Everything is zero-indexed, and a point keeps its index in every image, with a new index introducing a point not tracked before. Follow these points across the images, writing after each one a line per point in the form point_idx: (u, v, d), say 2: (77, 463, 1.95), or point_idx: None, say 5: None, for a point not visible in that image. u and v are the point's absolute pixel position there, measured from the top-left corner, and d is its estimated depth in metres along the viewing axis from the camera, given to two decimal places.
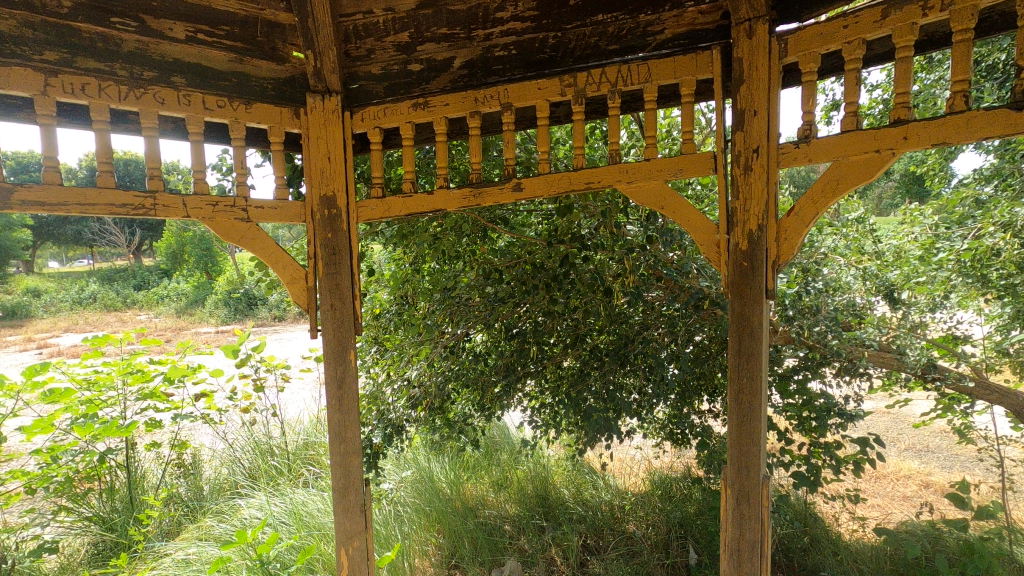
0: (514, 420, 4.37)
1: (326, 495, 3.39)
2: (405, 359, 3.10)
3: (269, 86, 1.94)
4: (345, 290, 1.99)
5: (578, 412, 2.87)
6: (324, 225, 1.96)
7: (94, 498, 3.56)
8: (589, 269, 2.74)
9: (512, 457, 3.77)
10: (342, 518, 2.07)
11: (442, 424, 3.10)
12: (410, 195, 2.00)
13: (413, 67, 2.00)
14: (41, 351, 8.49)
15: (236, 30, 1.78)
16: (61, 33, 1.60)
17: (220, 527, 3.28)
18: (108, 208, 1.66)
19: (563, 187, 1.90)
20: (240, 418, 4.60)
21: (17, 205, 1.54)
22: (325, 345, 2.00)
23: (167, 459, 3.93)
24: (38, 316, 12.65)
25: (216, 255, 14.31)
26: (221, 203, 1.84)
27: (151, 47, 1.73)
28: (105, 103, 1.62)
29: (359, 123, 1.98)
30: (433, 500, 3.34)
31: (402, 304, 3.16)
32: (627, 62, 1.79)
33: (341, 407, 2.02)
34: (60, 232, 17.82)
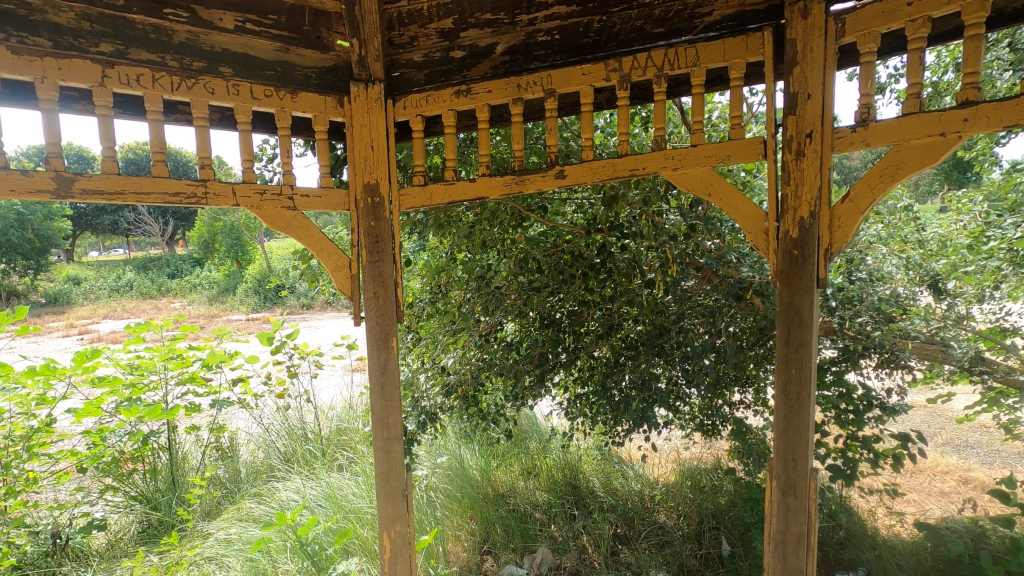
0: (543, 410, 4.39)
1: (360, 480, 3.45)
2: (439, 347, 3.13)
3: (313, 75, 1.95)
4: (387, 278, 2.02)
5: (611, 403, 2.86)
6: (367, 214, 1.98)
7: (139, 478, 3.67)
8: (625, 258, 2.72)
9: (541, 446, 3.79)
10: (384, 502, 2.11)
11: (475, 414, 3.13)
12: (451, 182, 2.00)
13: (455, 54, 1.99)
14: (83, 338, 8.81)
15: (283, 19, 1.80)
16: (116, 25, 1.63)
17: (260, 509, 3.37)
18: (162, 196, 1.69)
19: (607, 174, 1.88)
20: (275, 403, 4.71)
21: (77, 193, 1.58)
22: (367, 332, 2.03)
23: (207, 442, 4.05)
24: (79, 303, 13.10)
25: (246, 244, 14.60)
26: (268, 191, 1.86)
27: (200, 37, 1.75)
28: (159, 94, 1.66)
29: (401, 111, 1.98)
30: (464, 487, 3.38)
31: (436, 292, 3.19)
32: (672, 46, 1.75)
33: (384, 394, 2.05)
34: (98, 222, 18.42)
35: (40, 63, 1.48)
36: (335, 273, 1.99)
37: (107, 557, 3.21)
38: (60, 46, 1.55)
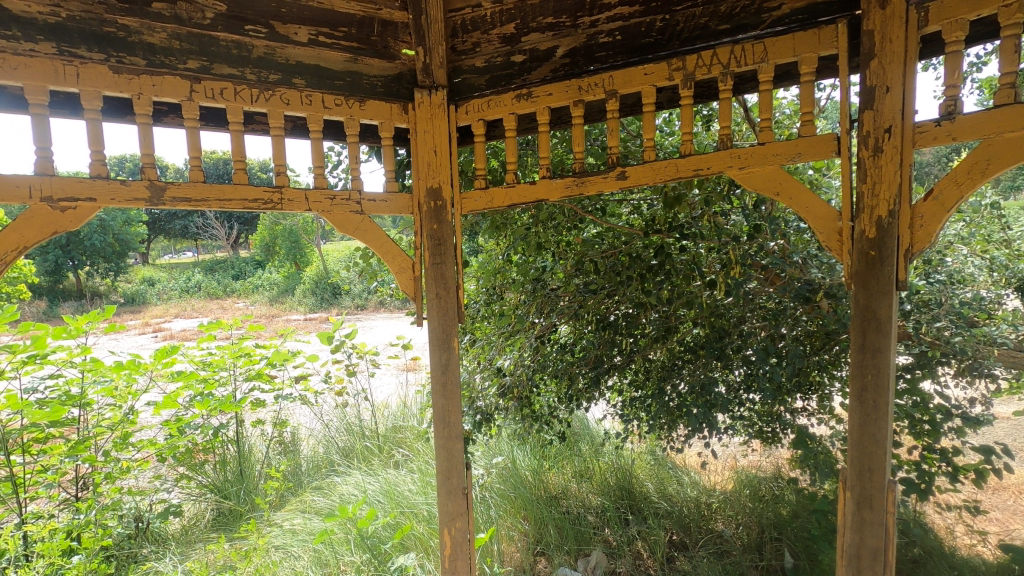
0: (597, 413, 4.36)
1: (416, 478, 3.51)
2: (495, 349, 3.15)
3: (379, 84, 2.01)
4: (449, 281, 2.07)
5: (669, 407, 2.81)
6: (430, 217, 2.03)
7: (210, 469, 3.88)
8: (684, 260, 2.66)
9: (594, 449, 3.74)
10: (445, 499, 2.15)
11: (529, 416, 3.14)
12: (512, 184, 2.03)
13: (516, 58, 2.01)
14: (157, 335, 9.39)
15: (353, 31, 1.91)
16: (203, 42, 1.73)
17: (322, 502, 3.50)
18: (243, 202, 1.80)
19: (670, 175, 1.85)
20: (333, 401, 4.88)
21: (169, 201, 1.70)
22: (430, 333, 2.08)
23: (271, 436, 4.24)
24: (153, 303, 13.95)
25: (304, 247, 15.17)
26: (338, 197, 1.94)
27: (277, 51, 1.84)
28: (239, 106, 1.76)
29: (463, 116, 2.03)
30: (517, 487, 3.40)
31: (491, 294, 3.21)
32: (738, 42, 1.71)
33: (445, 393, 2.10)
34: (170, 226, 19.60)
35: (137, 81, 1.61)
36: (399, 275, 2.05)
37: (182, 541, 3.41)
38: (153, 65, 1.67)
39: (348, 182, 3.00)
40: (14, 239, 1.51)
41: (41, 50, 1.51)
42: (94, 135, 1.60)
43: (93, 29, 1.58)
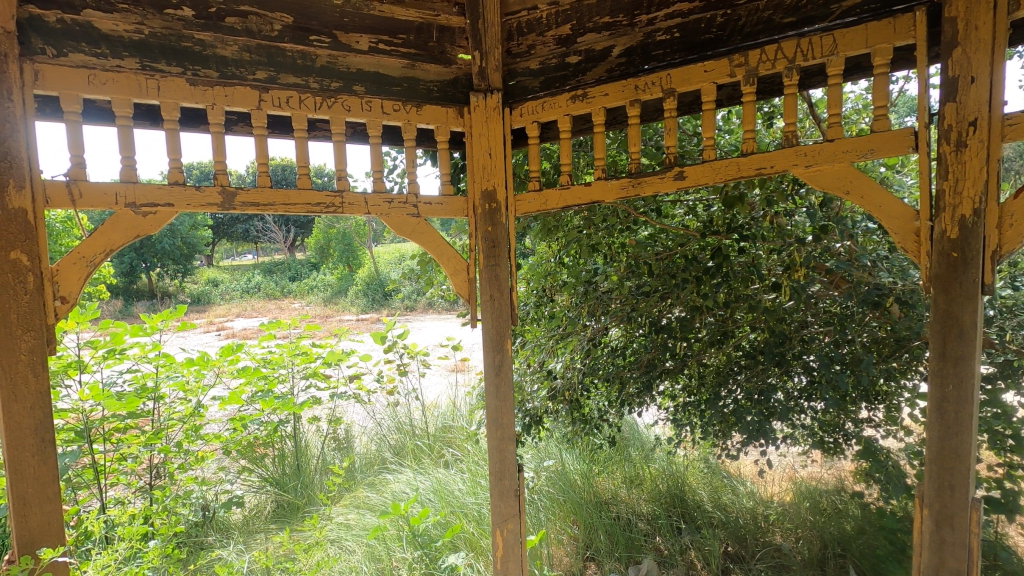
0: (649, 418, 4.28)
1: (466, 478, 3.54)
2: (545, 351, 3.16)
3: (435, 88, 2.05)
4: (503, 282, 2.09)
5: (724, 415, 2.71)
6: (485, 219, 2.05)
7: (269, 462, 4.03)
8: (743, 262, 2.57)
9: (644, 455, 3.67)
10: (497, 500, 2.16)
11: (578, 420, 3.10)
12: (567, 186, 2.04)
13: (571, 59, 2.01)
14: (220, 333, 9.87)
15: (411, 37, 1.93)
16: (270, 54, 1.81)
17: (375, 498, 3.59)
18: (307, 206, 1.87)
19: (731, 174, 1.80)
20: (385, 400, 4.98)
21: (239, 206, 1.79)
22: (484, 334, 2.11)
23: (326, 433, 4.37)
24: (217, 303, 14.69)
25: (356, 250, 15.58)
26: (396, 200, 1.99)
27: (339, 60, 1.90)
28: (304, 113, 1.83)
29: (518, 119, 2.04)
30: (566, 491, 3.36)
31: (542, 296, 3.21)
32: (804, 35, 1.64)
33: (499, 395, 2.12)
34: (233, 230, 20.60)
35: (211, 92, 1.70)
36: (454, 276, 2.08)
37: (244, 530, 3.55)
38: (225, 76, 1.75)
39: (404, 185, 3.06)
40: (101, 242, 1.61)
41: (126, 66, 1.62)
42: (172, 144, 1.71)
43: (172, 45, 1.68)
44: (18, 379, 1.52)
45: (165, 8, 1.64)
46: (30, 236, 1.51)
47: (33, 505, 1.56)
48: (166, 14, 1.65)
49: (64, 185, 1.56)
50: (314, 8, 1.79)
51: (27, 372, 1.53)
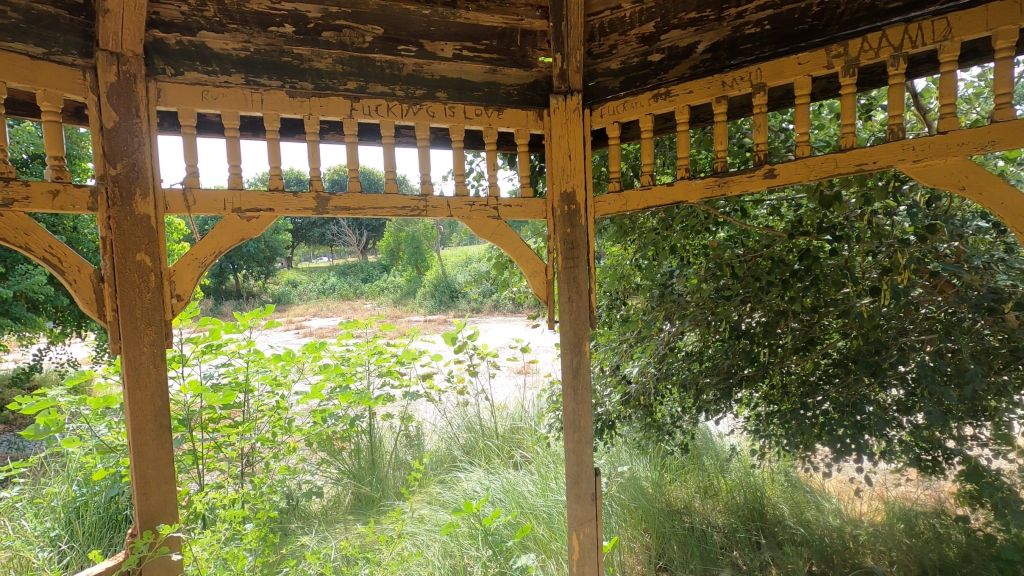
0: (724, 427, 4.12)
1: (536, 479, 3.55)
2: (620, 355, 3.12)
3: (515, 92, 2.08)
4: (582, 284, 2.11)
5: (808, 428, 2.51)
6: (564, 221, 2.07)
7: (346, 455, 4.20)
8: (833, 264, 2.42)
9: (719, 464, 3.54)
10: (573, 503, 2.17)
11: (651, 426, 3.03)
12: (649, 187, 2.02)
13: (653, 57, 1.98)
14: (298, 332, 10.44)
15: (495, 43, 1.97)
16: (362, 65, 1.89)
17: (448, 495, 3.65)
18: (394, 210, 1.95)
19: (827, 172, 1.71)
20: (454, 399, 5.08)
21: (332, 210, 1.88)
22: (562, 337, 2.13)
23: (399, 430, 4.52)
24: (296, 304, 15.54)
25: (425, 253, 15.99)
26: (477, 203, 2.04)
27: (424, 68, 1.96)
28: (391, 121, 1.90)
29: (598, 119, 2.06)
30: (638, 498, 3.27)
31: (614, 299, 3.17)
32: (912, 21, 1.53)
33: (576, 397, 2.13)
34: (311, 234, 21.72)
35: (307, 103, 1.80)
36: (532, 278, 2.12)
37: (324, 519, 3.71)
38: (319, 87, 1.84)
39: (482, 189, 3.13)
40: (211, 244, 1.76)
41: (233, 81, 1.76)
42: (273, 153, 1.83)
43: (274, 60, 1.79)
44: (141, 369, 1.67)
45: (269, 26, 1.75)
46: (153, 239, 1.66)
47: (152, 485, 1.72)
48: (270, 31, 1.75)
49: (180, 193, 1.71)
50: (404, 18, 1.84)
51: (149, 363, 1.68)
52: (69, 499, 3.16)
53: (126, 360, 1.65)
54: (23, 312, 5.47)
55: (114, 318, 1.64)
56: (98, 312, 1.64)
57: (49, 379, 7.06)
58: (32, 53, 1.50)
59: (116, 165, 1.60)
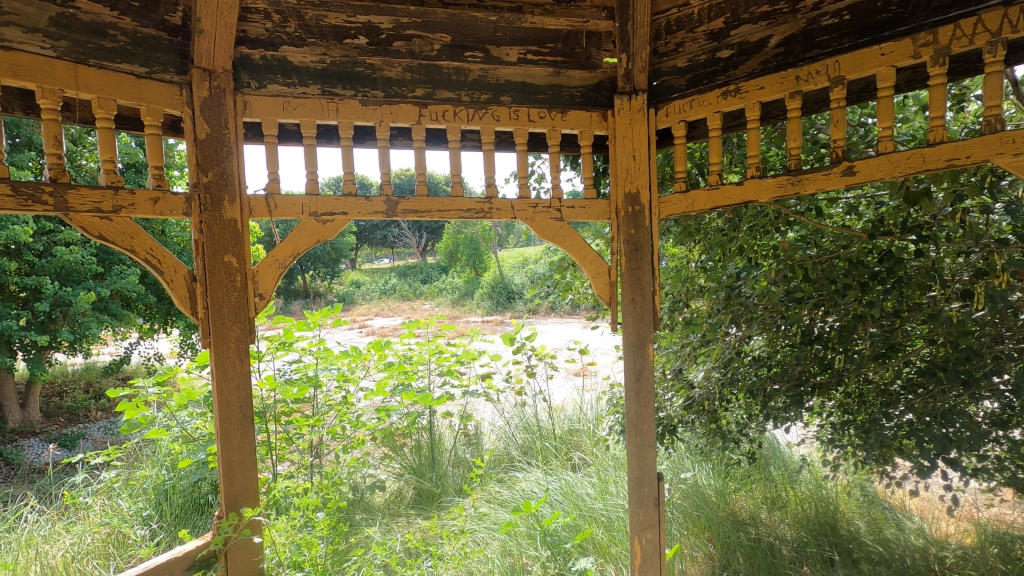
0: (792, 436, 3.94)
1: (594, 482, 3.52)
2: (683, 359, 3.05)
3: (578, 94, 2.07)
4: (646, 286, 2.09)
5: (885, 442, 2.36)
6: (628, 222, 2.07)
7: (407, 452, 4.31)
8: (918, 266, 2.27)
9: (787, 475, 3.39)
10: (636, 508, 2.14)
11: (715, 434, 2.92)
12: (717, 186, 1.99)
13: (722, 54, 1.92)
14: (361, 331, 10.83)
15: (559, 45, 1.99)
16: (429, 72, 1.94)
17: (506, 493, 3.68)
18: (459, 213, 1.99)
19: (915, 168, 1.60)
20: (513, 400, 5.12)
21: (401, 213, 1.95)
22: (625, 339, 2.12)
23: (458, 429, 4.59)
24: (359, 303, 16.10)
25: (483, 254, 16.18)
26: (541, 205, 2.06)
27: (489, 73, 2.00)
28: (458, 125, 1.97)
29: (664, 119, 2.05)
30: (701, 506, 3.12)
31: (677, 302, 3.11)
32: (1013, 3, 1.42)
33: (639, 400, 2.11)
34: (373, 236, 22.45)
35: (378, 111, 1.88)
36: (596, 279, 2.12)
37: (387, 513, 3.82)
38: (389, 94, 1.91)
39: (546, 191, 3.14)
40: (291, 246, 1.86)
41: (311, 92, 1.85)
42: (347, 159, 1.92)
43: (348, 71, 1.87)
44: (228, 363, 1.80)
45: (345, 39, 1.83)
46: (239, 241, 1.78)
47: (236, 472, 1.84)
48: (346, 43, 1.84)
49: (262, 198, 1.82)
50: (472, 25, 1.88)
51: (234, 357, 1.80)
52: (159, 482, 3.43)
53: (215, 354, 1.78)
54: (118, 308, 5.98)
55: (205, 315, 1.77)
56: (191, 309, 1.78)
57: (139, 371, 7.67)
58: (136, 72, 1.64)
59: (208, 172, 1.72)
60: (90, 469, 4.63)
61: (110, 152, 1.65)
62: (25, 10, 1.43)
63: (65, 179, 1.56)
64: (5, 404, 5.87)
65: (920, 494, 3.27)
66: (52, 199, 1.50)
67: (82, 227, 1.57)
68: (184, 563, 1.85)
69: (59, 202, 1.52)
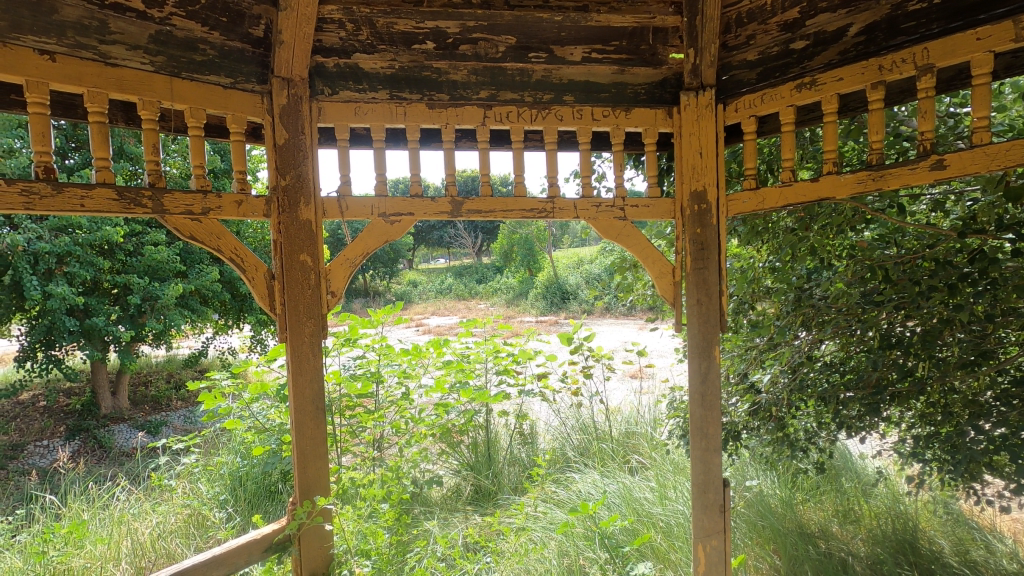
0: (866, 447, 3.72)
1: (653, 487, 3.45)
2: (748, 363, 2.94)
3: (643, 91, 2.05)
4: (711, 286, 2.05)
5: (972, 457, 2.19)
6: (694, 221, 2.03)
7: (464, 448, 4.37)
8: (1013, 266, 2.10)
9: (861, 488, 3.21)
10: (700, 514, 2.10)
11: (782, 442, 2.78)
12: (789, 183, 1.91)
13: (796, 45, 1.85)
14: (418, 329, 11.08)
15: (624, 43, 1.96)
16: (493, 74, 1.97)
17: (563, 494, 3.66)
18: (522, 213, 2.01)
19: (1014, 159, 1.52)
20: (569, 400, 5.10)
21: (466, 213, 1.98)
22: (690, 340, 2.08)
23: (514, 427, 4.62)
24: (416, 302, 16.46)
25: (537, 254, 16.18)
26: (604, 204, 2.05)
27: (553, 72, 2.00)
28: (521, 126, 2.00)
29: (733, 114, 2.00)
30: (766, 516, 3.00)
31: (741, 303, 3.02)
32: None
33: (704, 403, 2.07)
34: (430, 237, 22.89)
35: (445, 113, 1.94)
36: (659, 279, 2.09)
37: (444, 507, 3.90)
38: (454, 97, 1.96)
39: (607, 191, 3.11)
40: (361, 246, 1.93)
41: (380, 97, 1.91)
42: (414, 161, 1.98)
43: (416, 75, 1.92)
44: (303, 357, 1.89)
45: (413, 44, 1.87)
46: (313, 241, 1.87)
47: (310, 460, 1.94)
48: (413, 49, 1.88)
49: (335, 200, 1.90)
50: (536, 26, 1.87)
51: (308, 351, 1.89)
52: (234, 468, 3.63)
53: (291, 347, 1.87)
54: (197, 304, 6.38)
55: (282, 311, 1.87)
56: (269, 305, 1.88)
57: (215, 364, 8.16)
58: (223, 84, 1.76)
59: (286, 176, 1.82)
60: (173, 454, 4.97)
61: (200, 159, 1.77)
62: (129, 29, 1.56)
63: (162, 184, 1.69)
64: (98, 391, 6.35)
65: (1013, 515, 3.02)
66: (151, 203, 1.63)
67: (176, 228, 1.70)
68: (262, 545, 1.94)
69: (156, 206, 1.65)
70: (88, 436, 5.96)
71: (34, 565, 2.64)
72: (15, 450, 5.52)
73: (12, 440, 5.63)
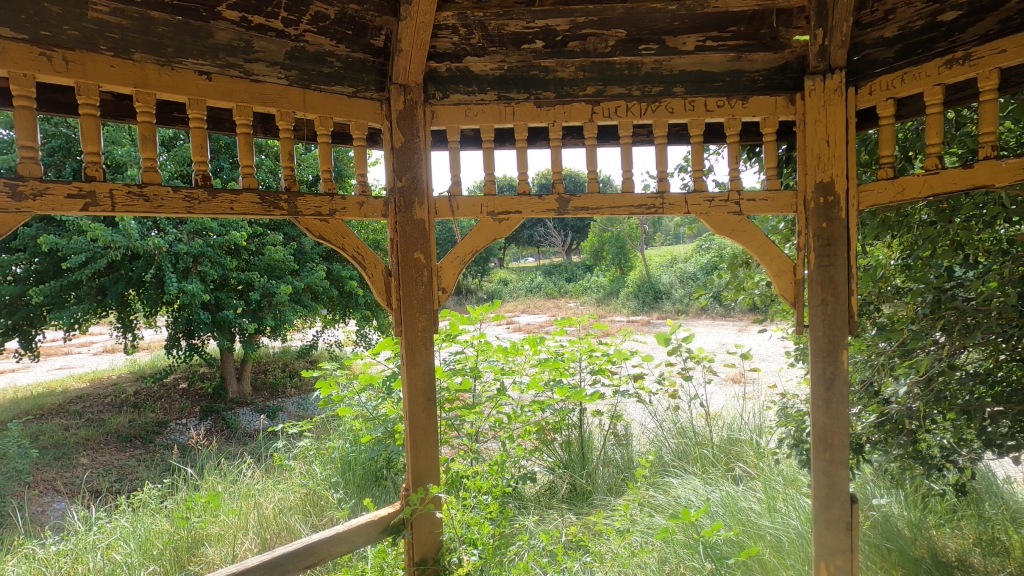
0: (1017, 471, 3.27)
1: (760, 498, 3.25)
2: (874, 370, 2.69)
3: (760, 78, 1.94)
4: (839, 285, 1.90)
5: None
6: (819, 215, 1.90)
7: (558, 446, 4.36)
8: None
9: (1010, 516, 2.82)
10: (823, 530, 1.96)
11: (913, 459, 2.51)
12: (934, 171, 1.72)
13: (947, 16, 1.65)
14: (508, 326, 11.22)
15: (742, 28, 1.85)
16: (602, 69, 1.94)
17: (660, 498, 3.55)
18: (630, 209, 1.97)
19: None
20: (666, 403, 4.93)
21: (572, 210, 1.98)
22: (812, 343, 1.95)
23: (609, 428, 4.54)
24: (507, 300, 16.71)
25: (629, 253, 15.80)
26: (717, 198, 1.96)
27: (664, 64, 1.93)
28: (629, 120, 1.99)
29: (865, 97, 1.86)
30: (893, 538, 2.72)
31: (867, 303, 2.76)
32: None
33: (828, 410, 1.93)
34: (521, 235, 23.09)
35: (553, 112, 1.97)
36: (778, 277, 1.97)
37: (538, 504, 3.92)
38: (562, 95, 1.97)
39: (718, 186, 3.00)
40: (470, 244, 1.99)
41: (488, 98, 1.97)
42: (522, 160, 2.01)
43: (524, 75, 1.95)
44: (416, 350, 1.98)
45: (522, 44, 1.88)
46: (427, 240, 1.95)
47: (422, 450, 2.03)
48: (522, 49, 1.89)
49: (447, 200, 1.97)
50: (648, 17, 1.83)
51: (421, 344, 1.97)
52: (344, 453, 3.88)
53: (405, 341, 1.97)
54: (309, 300, 6.89)
55: (398, 306, 1.97)
56: (387, 300, 1.99)
57: (324, 355, 8.76)
58: (347, 93, 1.89)
59: (402, 178, 1.92)
60: (288, 438, 5.41)
61: (328, 164, 1.91)
62: (270, 48, 1.72)
63: (296, 187, 1.84)
64: (227, 377, 7.06)
65: None
66: (287, 205, 1.79)
67: (308, 228, 1.84)
68: (378, 526, 2.05)
69: (292, 207, 1.80)
70: (218, 417, 6.63)
71: (179, 529, 2.99)
72: (162, 427, 6.29)
73: (159, 418, 6.42)
